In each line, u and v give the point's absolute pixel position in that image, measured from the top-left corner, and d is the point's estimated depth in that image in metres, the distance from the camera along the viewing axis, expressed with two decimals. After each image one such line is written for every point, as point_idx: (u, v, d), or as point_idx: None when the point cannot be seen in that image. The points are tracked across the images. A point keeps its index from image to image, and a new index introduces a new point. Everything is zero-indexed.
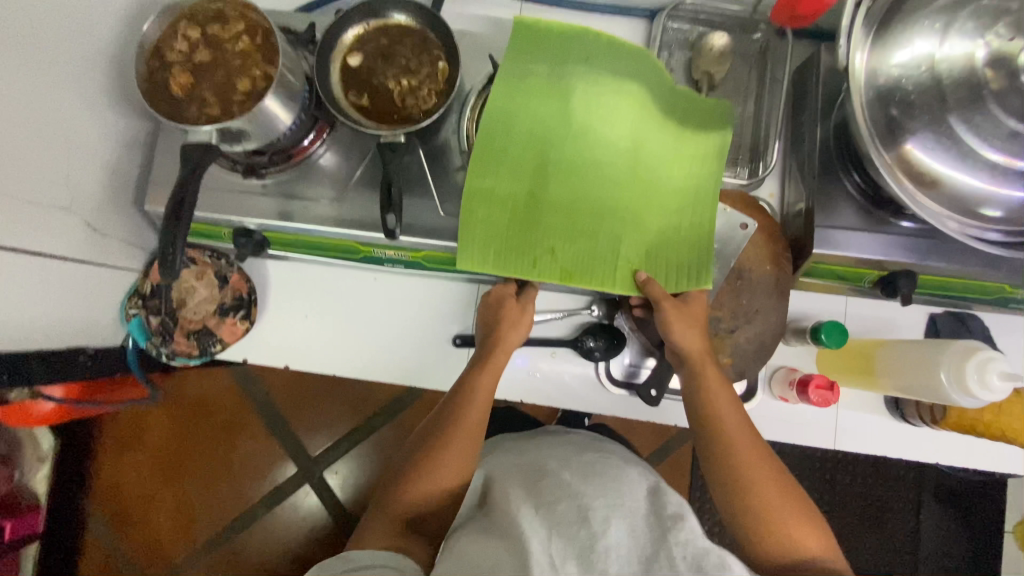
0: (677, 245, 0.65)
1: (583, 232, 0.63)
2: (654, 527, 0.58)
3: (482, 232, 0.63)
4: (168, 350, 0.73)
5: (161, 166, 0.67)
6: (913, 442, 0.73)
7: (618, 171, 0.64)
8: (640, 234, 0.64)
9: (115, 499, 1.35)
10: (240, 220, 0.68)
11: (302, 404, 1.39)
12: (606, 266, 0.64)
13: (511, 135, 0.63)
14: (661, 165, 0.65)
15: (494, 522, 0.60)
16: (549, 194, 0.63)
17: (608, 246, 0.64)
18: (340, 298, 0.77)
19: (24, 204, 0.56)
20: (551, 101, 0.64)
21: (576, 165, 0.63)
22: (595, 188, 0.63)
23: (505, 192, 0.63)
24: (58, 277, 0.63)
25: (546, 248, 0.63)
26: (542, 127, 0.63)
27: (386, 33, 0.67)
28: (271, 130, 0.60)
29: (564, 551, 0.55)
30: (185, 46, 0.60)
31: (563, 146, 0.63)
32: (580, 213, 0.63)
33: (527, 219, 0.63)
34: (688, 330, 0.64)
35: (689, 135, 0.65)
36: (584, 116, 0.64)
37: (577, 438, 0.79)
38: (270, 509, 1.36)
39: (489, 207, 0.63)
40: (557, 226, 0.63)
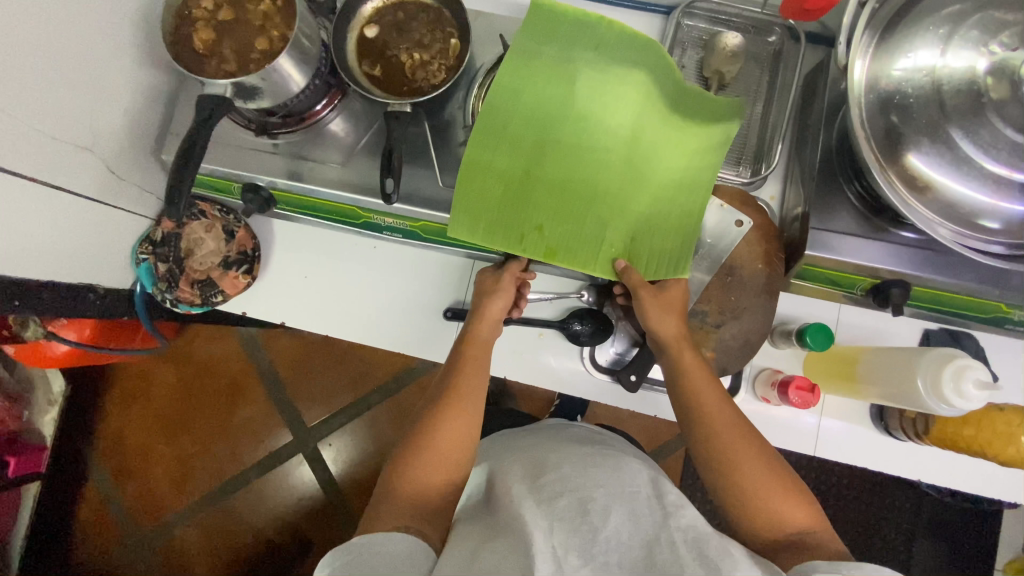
0: (662, 234, 0.67)
1: (573, 213, 0.65)
2: (656, 512, 0.58)
3: (475, 203, 0.65)
4: (171, 297, 0.76)
5: (180, 119, 0.70)
6: (895, 456, 0.72)
7: (615, 157, 0.65)
8: (626, 220, 0.66)
9: (116, 448, 1.39)
10: (250, 176, 0.71)
11: (302, 374, 1.42)
12: (591, 248, 0.65)
13: (513, 112, 0.64)
14: (658, 156, 0.66)
15: (501, 523, 0.60)
16: (545, 172, 0.64)
17: (595, 229, 0.65)
18: (340, 262, 0.80)
19: (48, 138, 0.60)
20: (557, 82, 0.64)
21: (574, 147, 0.64)
22: (589, 171, 0.65)
23: (501, 166, 0.64)
24: (75, 213, 0.67)
25: (533, 225, 0.65)
26: (544, 107, 0.64)
27: (404, 8, 0.70)
28: (284, 91, 0.63)
29: (566, 542, 0.54)
30: (211, 4, 0.63)
31: (563, 127, 0.64)
32: (572, 194, 0.65)
33: (519, 195, 0.64)
34: (664, 319, 0.66)
35: (690, 127, 0.66)
36: (587, 100, 0.64)
37: (577, 430, 0.79)
38: (262, 473, 1.39)
39: (485, 179, 0.64)
40: (547, 204, 0.65)
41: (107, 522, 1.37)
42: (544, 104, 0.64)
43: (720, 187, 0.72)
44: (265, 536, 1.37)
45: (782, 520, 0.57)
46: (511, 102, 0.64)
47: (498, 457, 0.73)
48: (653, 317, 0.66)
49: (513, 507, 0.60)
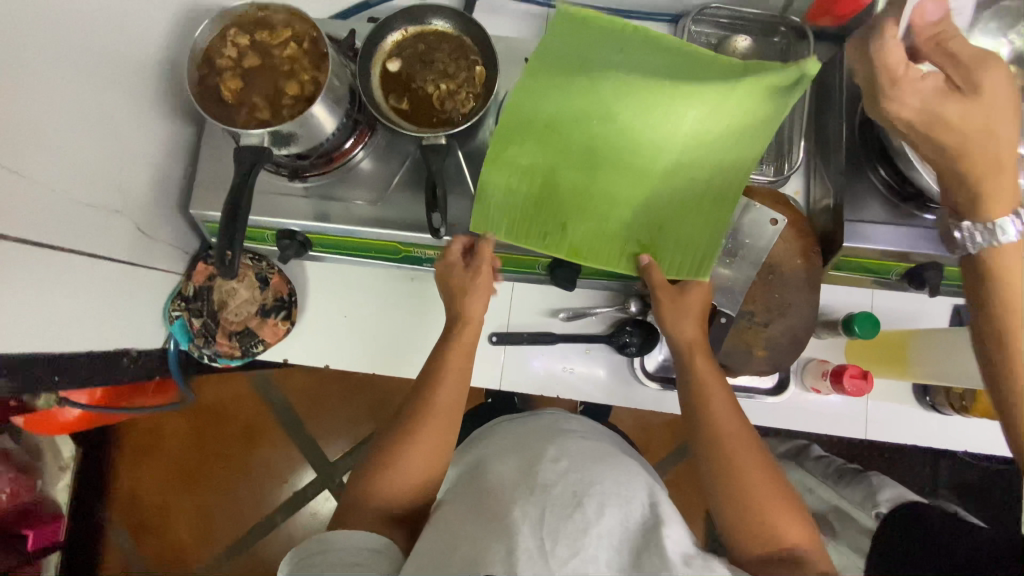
0: (692, 226, 0.62)
1: (595, 211, 0.63)
2: (648, 519, 0.57)
3: (497, 199, 0.63)
4: (210, 351, 0.74)
5: (206, 170, 0.69)
6: (943, 431, 0.74)
7: (626, 158, 0.59)
8: (652, 216, 0.62)
9: (134, 507, 1.34)
10: (283, 223, 0.69)
11: (321, 409, 1.39)
12: (612, 247, 0.64)
13: (512, 114, 0.57)
14: (673, 147, 0.57)
15: (486, 507, 0.59)
16: (557, 178, 0.61)
17: (616, 226, 0.63)
18: (378, 298, 0.79)
19: (81, 207, 0.58)
20: (576, 79, 0.54)
21: (582, 150, 0.59)
22: (611, 171, 0.60)
23: (514, 175, 0.61)
24: (109, 279, 0.65)
25: (557, 223, 0.63)
26: (568, 106, 0.56)
27: (425, 40, 0.69)
28: (318, 134, 0.62)
29: (554, 534, 0.53)
30: (234, 52, 0.61)
31: (569, 128, 0.58)
32: (589, 196, 0.62)
33: (542, 195, 0.62)
34: (680, 322, 0.66)
35: (741, 106, 0.53)
36: (593, 91, 0.54)
37: (567, 424, 0.74)
38: (289, 516, 1.35)
39: (507, 176, 0.61)
40: (570, 202, 0.62)
41: None
42: (549, 102, 0.56)
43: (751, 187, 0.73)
44: None
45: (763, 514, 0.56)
46: (510, 106, 0.57)
47: (489, 449, 0.71)
48: (673, 320, 0.66)
49: (503, 496, 0.59)
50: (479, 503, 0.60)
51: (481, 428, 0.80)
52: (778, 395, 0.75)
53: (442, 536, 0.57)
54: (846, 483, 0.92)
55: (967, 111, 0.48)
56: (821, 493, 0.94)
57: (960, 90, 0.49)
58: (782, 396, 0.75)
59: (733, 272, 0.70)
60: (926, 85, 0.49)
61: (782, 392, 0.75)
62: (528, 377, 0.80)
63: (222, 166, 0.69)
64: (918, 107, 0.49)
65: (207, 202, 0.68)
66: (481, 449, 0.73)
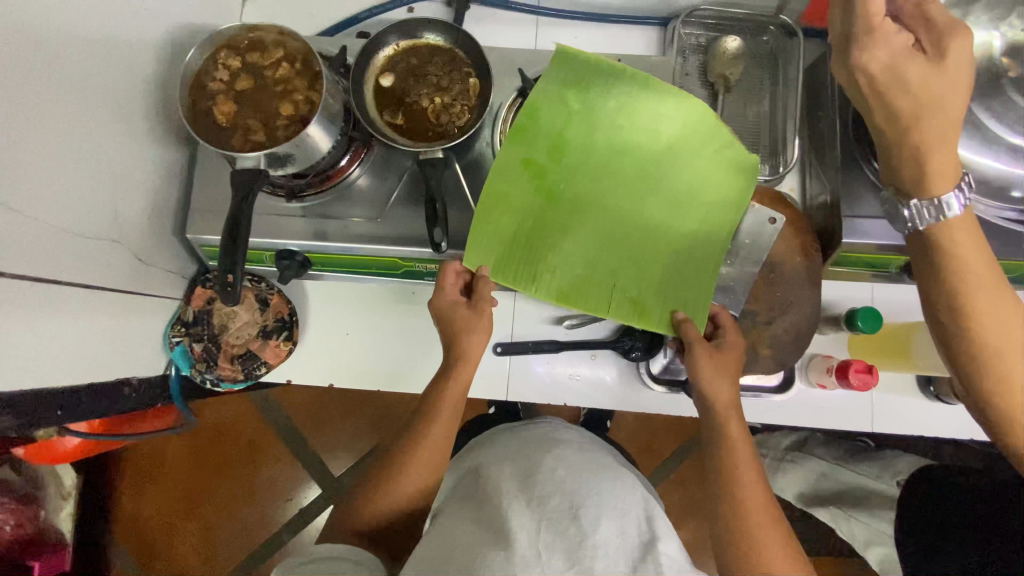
0: (678, 287, 0.65)
1: (584, 257, 0.64)
2: (644, 531, 0.57)
3: (493, 235, 0.63)
4: (212, 376, 0.73)
5: (201, 193, 0.68)
6: (949, 420, 0.74)
7: (625, 205, 0.64)
8: (642, 269, 0.65)
9: (137, 535, 1.32)
10: (282, 243, 0.69)
11: (324, 425, 1.38)
12: (601, 295, 0.64)
13: (535, 150, 0.63)
14: (665, 204, 0.64)
15: (486, 513, 0.59)
16: (558, 220, 0.64)
17: (606, 276, 0.64)
18: (379, 314, 0.79)
19: (76, 238, 0.57)
20: (581, 123, 0.63)
21: (586, 198, 0.64)
22: (605, 214, 0.64)
23: (519, 204, 0.63)
24: (107, 309, 0.64)
25: (547, 266, 0.64)
26: (567, 141, 0.63)
27: (417, 54, 0.69)
28: (314, 154, 0.61)
29: (551, 543, 0.54)
30: (226, 75, 0.61)
31: (581, 173, 0.64)
32: (582, 240, 0.64)
33: (536, 235, 0.63)
34: (716, 383, 0.63)
35: (716, 181, 0.64)
36: (602, 152, 0.64)
37: (563, 433, 0.73)
38: (296, 534, 1.33)
39: (504, 212, 0.62)
40: (560, 247, 0.64)
41: None
42: (569, 151, 0.63)
43: None
44: None
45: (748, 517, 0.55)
46: (537, 145, 0.63)
47: (486, 455, 0.70)
48: (708, 379, 0.63)
49: (501, 503, 0.59)
50: (479, 512, 0.60)
51: (487, 435, 0.80)
52: (783, 393, 0.75)
53: (433, 545, 0.59)
54: (858, 461, 0.94)
55: (929, 76, 0.49)
56: (838, 476, 0.93)
57: (927, 56, 0.49)
58: (787, 393, 0.75)
59: (736, 268, 0.71)
60: (898, 41, 0.49)
61: (788, 389, 0.75)
62: (532, 385, 0.80)
63: (218, 188, 0.68)
64: (883, 62, 0.49)
65: (204, 225, 0.68)
66: (478, 456, 0.71)
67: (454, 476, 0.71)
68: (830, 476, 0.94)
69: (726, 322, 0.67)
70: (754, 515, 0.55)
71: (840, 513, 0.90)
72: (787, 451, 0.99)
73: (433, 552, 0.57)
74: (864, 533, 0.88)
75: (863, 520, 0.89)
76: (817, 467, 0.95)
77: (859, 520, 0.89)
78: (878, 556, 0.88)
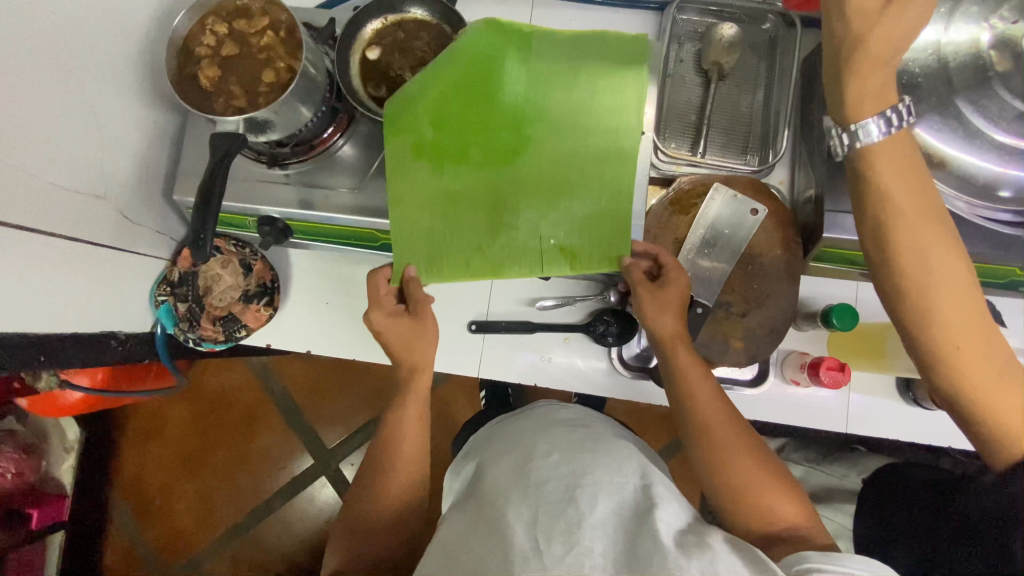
0: (601, 214, 0.61)
1: (501, 221, 0.61)
2: (641, 501, 0.56)
3: (409, 236, 0.63)
4: (194, 336, 0.75)
5: (188, 157, 0.70)
6: (925, 423, 0.73)
7: (521, 154, 0.61)
8: (563, 212, 0.61)
9: (136, 490, 1.37)
10: (265, 209, 0.70)
11: (318, 396, 1.40)
12: (534, 255, 0.61)
13: (421, 140, 0.63)
14: (557, 139, 0.61)
15: (483, 514, 0.59)
16: (463, 193, 0.62)
17: (531, 233, 0.61)
18: (360, 286, 0.81)
19: (62, 191, 0.59)
20: (451, 93, 0.62)
21: (482, 164, 0.62)
22: (509, 174, 0.61)
23: (426, 191, 0.62)
24: (93, 263, 0.67)
25: (471, 246, 0.62)
26: (445, 114, 0.62)
27: (405, 28, 0.69)
28: (295, 120, 0.63)
29: (550, 530, 0.52)
30: (213, 41, 0.62)
31: (471, 139, 0.62)
32: (501, 206, 0.62)
33: (448, 218, 0.62)
34: (660, 317, 0.65)
35: (602, 89, 0.60)
36: (482, 110, 0.62)
37: (562, 413, 0.74)
38: (286, 501, 1.36)
39: (412, 211, 0.63)
40: (476, 219, 0.62)
41: (136, 566, 1.34)
42: (451, 125, 0.62)
43: (730, 177, 0.73)
44: (294, 561, 1.34)
45: (764, 508, 0.55)
46: (420, 129, 0.63)
47: (486, 454, 0.71)
48: (651, 314, 0.65)
49: (497, 502, 0.59)
50: (478, 512, 0.60)
51: (491, 425, 0.81)
52: (756, 386, 0.75)
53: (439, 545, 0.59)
54: (831, 463, 0.92)
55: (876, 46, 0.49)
56: (809, 477, 0.93)
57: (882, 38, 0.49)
58: (761, 388, 0.75)
59: (712, 261, 0.71)
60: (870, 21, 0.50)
61: (762, 383, 0.75)
62: (508, 364, 0.80)
63: (204, 152, 0.70)
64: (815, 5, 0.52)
65: (191, 187, 0.70)
66: (481, 453, 0.73)
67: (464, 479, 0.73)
68: (803, 482, 0.92)
69: (670, 260, 0.67)
70: (761, 501, 0.56)
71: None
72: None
73: (438, 556, 0.57)
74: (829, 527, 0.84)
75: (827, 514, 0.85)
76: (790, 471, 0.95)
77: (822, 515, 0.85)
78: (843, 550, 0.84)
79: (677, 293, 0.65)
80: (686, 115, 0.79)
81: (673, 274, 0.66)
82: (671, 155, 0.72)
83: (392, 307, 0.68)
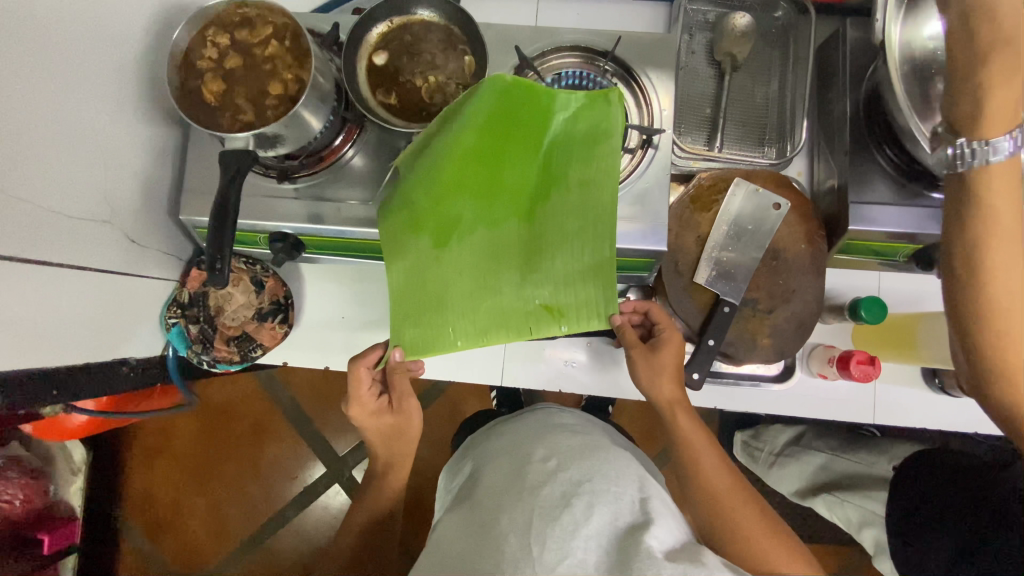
0: (582, 273, 0.56)
1: (488, 287, 0.58)
2: (637, 513, 0.55)
3: (399, 304, 0.59)
4: (209, 358, 0.74)
5: (193, 174, 0.67)
6: (952, 411, 0.73)
7: (516, 217, 0.56)
8: (543, 273, 0.57)
9: (148, 509, 1.34)
10: (275, 225, 0.68)
11: (326, 403, 1.36)
12: (517, 318, 0.58)
13: (412, 211, 0.58)
14: (539, 202, 0.56)
15: (478, 515, 0.58)
16: (451, 261, 0.58)
17: (514, 295, 0.58)
18: (377, 296, 0.79)
19: (67, 218, 0.57)
20: (436, 160, 0.55)
21: (470, 231, 0.57)
22: (494, 239, 0.57)
23: (413, 258, 0.58)
24: (100, 290, 0.64)
25: (459, 311, 0.59)
26: (432, 184, 0.56)
27: (411, 30, 0.66)
28: (304, 134, 0.60)
29: (544, 535, 0.52)
30: (215, 53, 0.60)
31: (466, 208, 0.57)
32: (486, 272, 0.58)
33: (436, 287, 0.58)
34: (656, 380, 0.65)
35: (586, 153, 0.53)
36: (468, 182, 0.56)
37: (561, 417, 0.73)
38: (302, 511, 1.34)
39: (401, 280, 0.58)
40: (464, 284, 0.58)
41: None
42: (444, 193, 0.56)
43: (751, 171, 0.72)
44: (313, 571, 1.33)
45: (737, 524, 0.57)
46: (411, 202, 0.58)
47: (481, 458, 0.70)
48: (648, 378, 0.66)
49: (494, 503, 0.58)
50: (473, 511, 0.60)
51: (492, 423, 0.80)
52: (783, 382, 0.74)
53: (431, 549, 0.60)
54: (854, 450, 0.93)
55: None
56: (834, 466, 0.93)
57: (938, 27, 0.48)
58: (787, 383, 0.74)
59: (740, 255, 0.69)
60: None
61: (789, 378, 0.74)
62: (529, 369, 0.80)
63: (210, 169, 0.67)
64: None
65: (197, 206, 0.67)
66: (478, 454, 0.72)
67: (459, 479, 0.72)
68: (827, 469, 0.94)
69: (660, 319, 0.68)
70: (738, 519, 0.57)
71: (833, 499, 0.90)
72: (784, 447, 1.00)
73: (431, 563, 0.57)
74: (858, 514, 0.87)
75: (855, 501, 0.87)
76: (813, 459, 0.95)
77: (851, 504, 0.87)
78: (871, 538, 0.86)
79: (672, 356, 0.66)
80: (700, 109, 0.77)
81: (665, 334, 0.67)
82: (689, 149, 0.72)
83: (374, 406, 0.72)
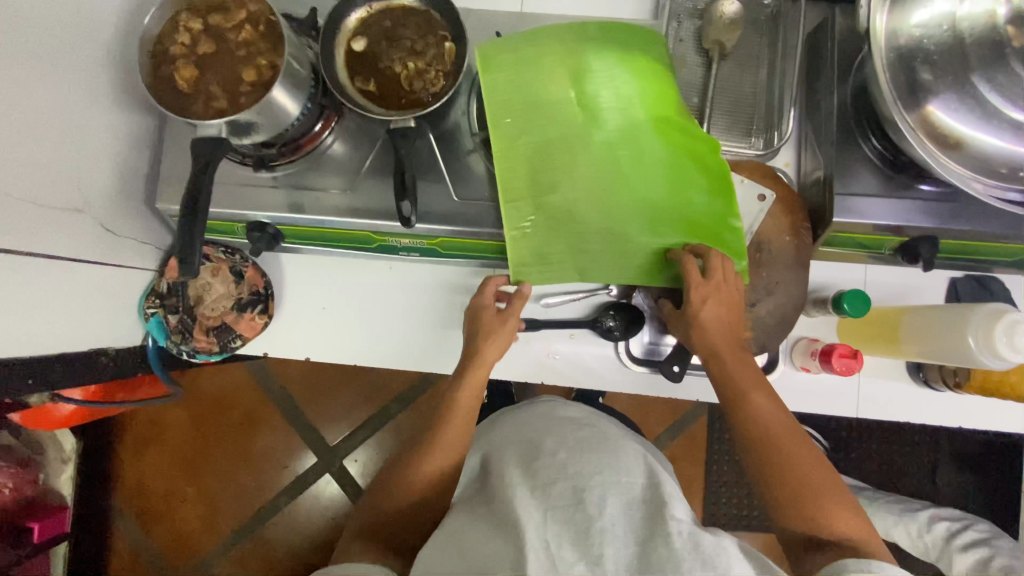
0: (565, 244, 0.64)
1: (551, 160, 0.63)
2: (651, 498, 0.55)
3: (535, 68, 0.62)
4: (189, 348, 0.74)
5: (170, 163, 0.67)
6: (936, 406, 0.73)
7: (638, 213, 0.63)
8: (570, 211, 0.63)
9: (139, 498, 1.35)
10: (253, 214, 0.67)
11: (316, 392, 1.36)
12: (514, 190, 0.63)
13: (650, 103, 0.62)
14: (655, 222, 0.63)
15: (494, 508, 0.59)
16: (584, 132, 0.62)
17: (543, 191, 0.63)
18: (356, 286, 0.78)
19: (37, 207, 0.56)
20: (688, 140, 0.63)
21: (620, 161, 0.62)
22: (607, 176, 0.62)
23: (580, 82, 0.62)
24: (71, 279, 0.63)
25: (521, 134, 0.63)
26: (659, 141, 0.62)
27: (390, 15, 0.65)
28: (279, 122, 0.59)
29: (559, 533, 0.52)
30: (188, 38, 0.59)
31: (654, 166, 0.62)
32: (603, 164, 0.62)
33: (553, 111, 0.62)
34: (702, 335, 0.63)
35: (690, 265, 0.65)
36: (675, 172, 0.62)
37: (566, 411, 0.72)
38: (291, 500, 1.33)
39: (557, 78, 0.62)
40: (549, 135, 0.62)
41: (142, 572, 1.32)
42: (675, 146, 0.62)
43: (738, 162, 0.71)
44: (303, 559, 1.31)
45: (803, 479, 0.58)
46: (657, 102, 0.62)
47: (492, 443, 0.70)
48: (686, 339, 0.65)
49: (505, 495, 0.58)
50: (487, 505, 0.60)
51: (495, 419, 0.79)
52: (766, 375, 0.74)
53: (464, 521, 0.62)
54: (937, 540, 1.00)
55: None
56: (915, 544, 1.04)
57: None
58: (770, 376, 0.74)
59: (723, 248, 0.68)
60: None
61: (772, 371, 0.74)
62: (513, 360, 0.78)
63: (187, 158, 0.67)
64: None
65: (175, 195, 0.67)
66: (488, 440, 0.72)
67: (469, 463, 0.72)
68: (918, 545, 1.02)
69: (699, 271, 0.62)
70: (800, 473, 0.58)
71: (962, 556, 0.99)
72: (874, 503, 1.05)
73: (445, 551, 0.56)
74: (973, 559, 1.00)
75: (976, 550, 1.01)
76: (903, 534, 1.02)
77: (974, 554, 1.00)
78: None
79: (726, 299, 0.63)
80: (687, 96, 0.75)
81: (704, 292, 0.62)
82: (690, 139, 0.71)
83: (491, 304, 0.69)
